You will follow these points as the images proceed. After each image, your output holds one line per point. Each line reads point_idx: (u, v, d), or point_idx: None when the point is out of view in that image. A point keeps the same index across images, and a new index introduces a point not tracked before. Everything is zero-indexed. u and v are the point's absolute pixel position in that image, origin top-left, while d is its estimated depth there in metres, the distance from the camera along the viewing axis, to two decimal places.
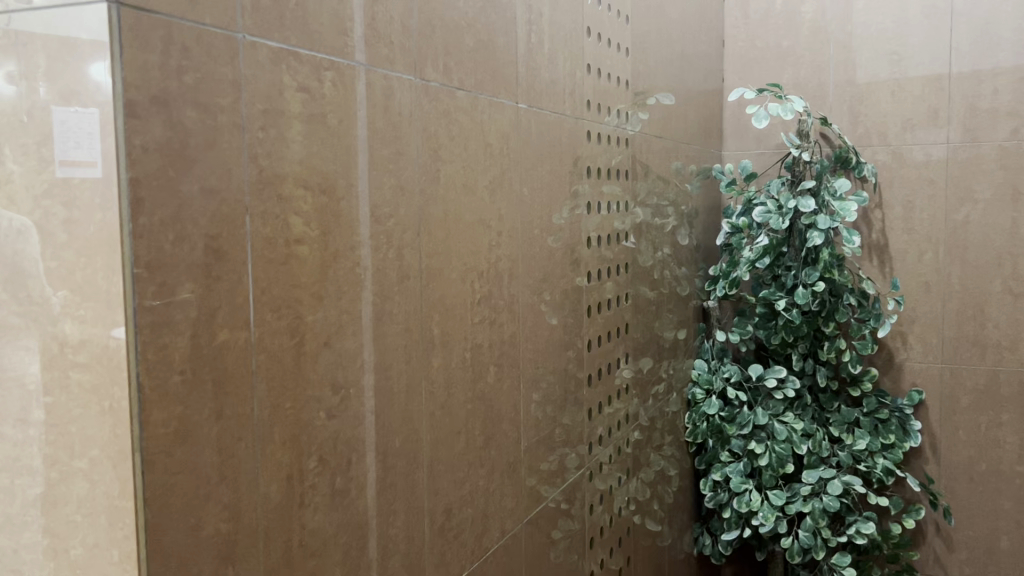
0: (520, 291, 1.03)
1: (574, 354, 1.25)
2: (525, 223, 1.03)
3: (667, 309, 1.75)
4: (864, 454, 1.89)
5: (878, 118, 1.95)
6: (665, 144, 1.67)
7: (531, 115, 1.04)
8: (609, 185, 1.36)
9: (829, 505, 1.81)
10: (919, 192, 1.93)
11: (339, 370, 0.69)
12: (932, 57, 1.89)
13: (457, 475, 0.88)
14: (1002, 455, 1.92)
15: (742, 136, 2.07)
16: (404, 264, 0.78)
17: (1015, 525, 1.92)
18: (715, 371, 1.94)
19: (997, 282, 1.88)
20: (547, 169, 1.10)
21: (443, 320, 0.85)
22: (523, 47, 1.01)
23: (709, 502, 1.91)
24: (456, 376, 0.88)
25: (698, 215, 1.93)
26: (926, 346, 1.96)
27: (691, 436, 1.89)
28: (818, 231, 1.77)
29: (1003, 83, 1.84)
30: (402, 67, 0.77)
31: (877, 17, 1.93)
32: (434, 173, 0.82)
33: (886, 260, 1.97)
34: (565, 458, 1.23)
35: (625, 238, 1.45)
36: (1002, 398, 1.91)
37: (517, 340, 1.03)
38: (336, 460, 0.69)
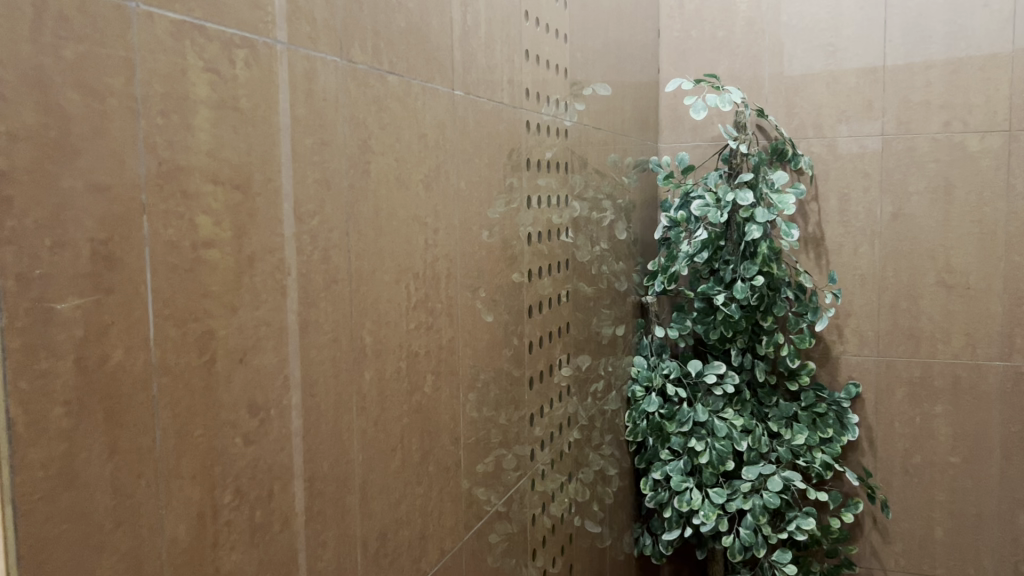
0: (458, 292, 0.96)
1: (512, 353, 1.19)
2: (462, 219, 0.96)
3: (605, 305, 1.70)
4: (803, 449, 1.87)
5: (814, 110, 1.93)
6: (602, 136, 1.62)
7: (468, 103, 0.97)
8: (547, 177, 1.30)
9: (770, 502, 1.78)
10: (854, 184, 1.92)
11: (257, 391, 0.61)
12: (866, 49, 1.88)
13: (392, 495, 0.81)
14: (935, 446, 1.93)
15: (678, 128, 2.03)
16: (331, 267, 0.70)
17: (948, 516, 1.93)
18: (654, 368, 1.90)
19: (931, 275, 1.88)
20: (484, 161, 1.03)
21: (376, 328, 0.77)
22: (458, 30, 0.94)
23: (650, 502, 1.87)
24: (391, 389, 0.80)
25: (635, 208, 1.89)
26: (862, 338, 1.96)
27: (630, 435, 1.85)
28: (756, 224, 1.74)
29: (935, 75, 1.83)
30: (327, 48, 0.69)
31: (811, 8, 1.91)
32: (363, 165, 0.74)
33: (822, 253, 1.96)
34: (503, 459, 1.17)
35: (563, 233, 1.40)
36: (936, 389, 1.91)
37: (456, 345, 0.96)
38: (256, 492, 0.61)
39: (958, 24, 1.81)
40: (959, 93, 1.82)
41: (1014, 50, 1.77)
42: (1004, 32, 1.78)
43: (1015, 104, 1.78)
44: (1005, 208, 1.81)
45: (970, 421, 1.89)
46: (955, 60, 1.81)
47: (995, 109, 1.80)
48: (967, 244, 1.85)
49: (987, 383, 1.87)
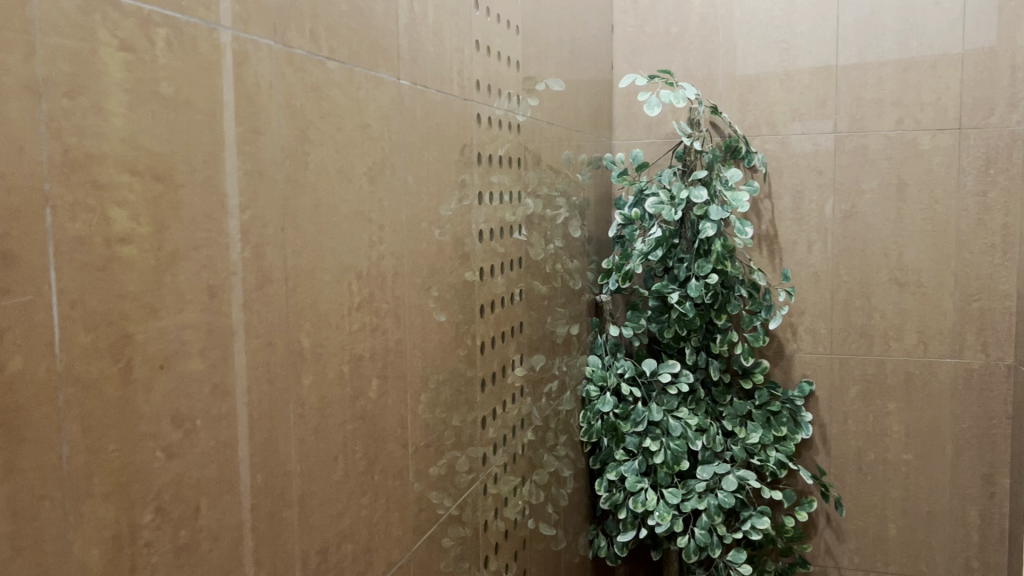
0: (406, 291, 0.92)
1: (464, 353, 1.15)
2: (410, 215, 0.92)
3: (560, 304, 1.67)
4: (757, 447, 1.86)
5: (767, 108, 1.92)
6: (556, 132, 1.59)
7: (415, 94, 0.93)
8: (499, 173, 1.26)
9: (724, 502, 1.76)
10: (807, 182, 1.91)
11: (181, 399, 0.56)
12: (819, 47, 1.87)
13: (335, 507, 0.77)
14: (888, 444, 1.93)
15: (632, 125, 2.01)
16: (265, 266, 0.65)
17: (901, 513, 1.94)
18: (609, 367, 1.87)
19: (884, 273, 1.89)
20: (434, 155, 0.99)
21: (316, 330, 0.73)
22: (405, 17, 0.89)
23: (604, 503, 1.83)
24: (332, 394, 0.76)
25: (589, 206, 1.85)
26: (816, 336, 1.95)
27: (585, 435, 1.81)
28: (710, 222, 1.72)
29: (887, 73, 1.83)
30: (260, 30, 0.64)
31: (764, 5, 1.90)
32: (301, 157, 0.69)
33: (776, 251, 1.95)
34: (455, 461, 1.13)
35: (516, 231, 1.36)
36: (889, 387, 1.92)
37: (404, 348, 0.92)
38: (180, 510, 0.56)
39: (910, 22, 1.81)
40: (911, 92, 1.82)
41: (964, 49, 1.78)
42: (954, 31, 1.78)
43: (965, 102, 1.79)
44: (956, 206, 1.82)
45: (922, 418, 1.90)
46: (907, 58, 1.82)
47: (945, 107, 1.81)
48: (918, 242, 1.86)
49: (938, 380, 1.88)
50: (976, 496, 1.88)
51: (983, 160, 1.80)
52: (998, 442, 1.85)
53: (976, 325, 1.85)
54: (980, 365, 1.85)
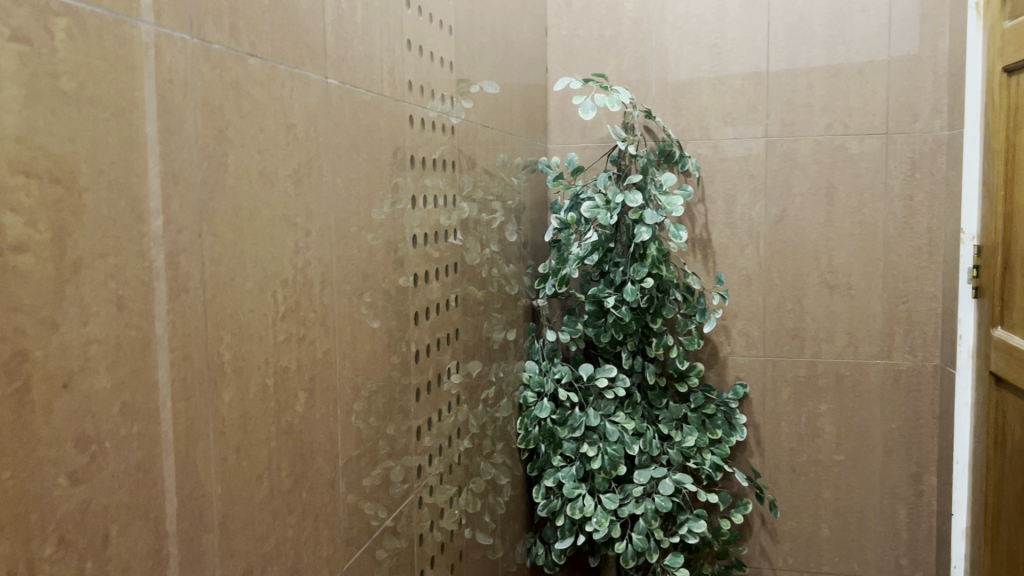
0: (335, 299, 0.88)
1: (397, 360, 1.11)
2: (338, 220, 0.88)
3: (496, 309, 1.64)
4: (693, 451, 1.86)
5: (699, 112, 1.93)
6: (490, 135, 1.56)
7: (343, 93, 0.89)
8: (433, 176, 1.23)
9: (661, 506, 1.75)
10: (739, 186, 1.93)
11: (87, 420, 0.52)
12: (750, 52, 1.89)
13: (259, 529, 0.73)
14: (820, 444, 1.96)
15: (567, 128, 2.00)
16: (181, 275, 0.61)
17: (833, 513, 1.97)
18: (545, 372, 1.85)
19: (815, 275, 1.91)
20: (364, 157, 0.95)
21: (237, 342, 0.69)
22: (332, 14, 0.86)
23: (542, 510, 1.80)
24: (255, 409, 0.72)
25: (525, 210, 1.83)
26: (749, 339, 1.97)
27: (522, 442, 1.79)
28: (645, 226, 1.72)
29: (817, 78, 1.86)
30: (173, 22, 0.60)
31: (697, 10, 1.91)
32: (219, 159, 0.65)
33: (710, 255, 1.96)
34: (389, 472, 1.09)
35: (451, 235, 1.33)
36: (820, 388, 1.94)
37: (333, 358, 0.88)
38: (87, 539, 0.52)
39: (838, 29, 1.84)
40: (839, 97, 1.85)
41: (890, 56, 1.82)
42: (880, 39, 1.82)
43: (891, 108, 1.83)
44: (884, 210, 1.86)
45: (853, 418, 1.93)
46: (836, 64, 1.84)
47: (873, 112, 1.84)
48: (848, 245, 1.88)
49: (868, 381, 1.92)
50: (905, 495, 1.92)
51: (908, 164, 1.83)
52: (925, 442, 1.90)
53: (904, 327, 1.88)
54: (908, 365, 1.89)
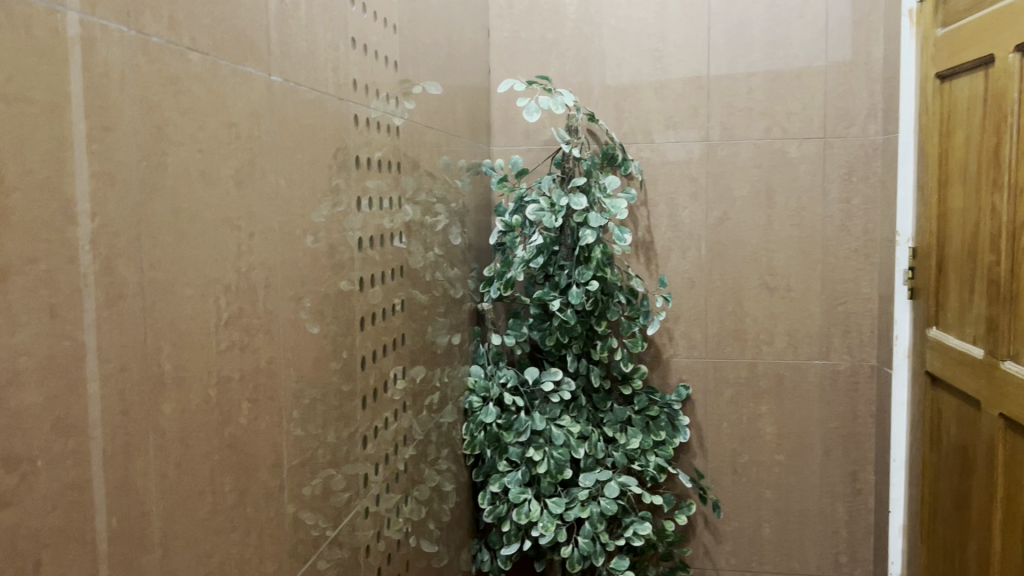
0: (278, 305, 0.85)
1: (339, 366, 1.08)
2: (281, 222, 0.85)
3: (440, 313, 1.62)
4: (637, 453, 1.85)
5: (641, 115, 1.93)
6: (433, 136, 1.54)
7: (287, 91, 0.86)
8: (376, 178, 1.20)
9: (607, 509, 1.75)
10: (681, 190, 1.94)
11: (16, 438, 0.48)
12: (691, 56, 1.90)
13: (201, 548, 0.69)
14: (761, 445, 1.98)
15: (509, 130, 1.98)
16: (118, 281, 0.57)
17: (774, 513, 1.99)
18: (491, 376, 1.83)
19: (755, 278, 1.93)
20: (307, 158, 0.92)
21: (177, 351, 0.65)
22: (274, 10, 0.83)
23: (488, 516, 1.78)
24: (196, 422, 0.68)
25: (469, 213, 1.81)
26: (691, 341, 1.98)
27: (468, 448, 1.77)
28: (590, 229, 1.72)
29: (757, 82, 1.88)
30: (108, 13, 0.56)
31: (638, 13, 1.91)
32: (158, 158, 0.62)
33: (652, 258, 1.97)
34: (332, 481, 1.06)
35: (394, 238, 1.30)
36: (760, 389, 1.97)
37: (277, 367, 0.85)
38: (17, 566, 0.48)
39: (777, 34, 1.86)
40: (778, 101, 1.88)
41: (827, 61, 1.85)
42: (818, 44, 1.85)
43: (829, 112, 1.86)
44: (821, 213, 1.89)
45: (793, 419, 1.96)
46: (775, 69, 1.87)
47: (810, 116, 1.87)
48: (787, 248, 1.91)
49: (807, 381, 1.94)
50: (843, 493, 1.95)
51: (845, 168, 1.87)
52: (862, 440, 1.93)
53: (841, 328, 1.92)
54: (846, 366, 1.92)
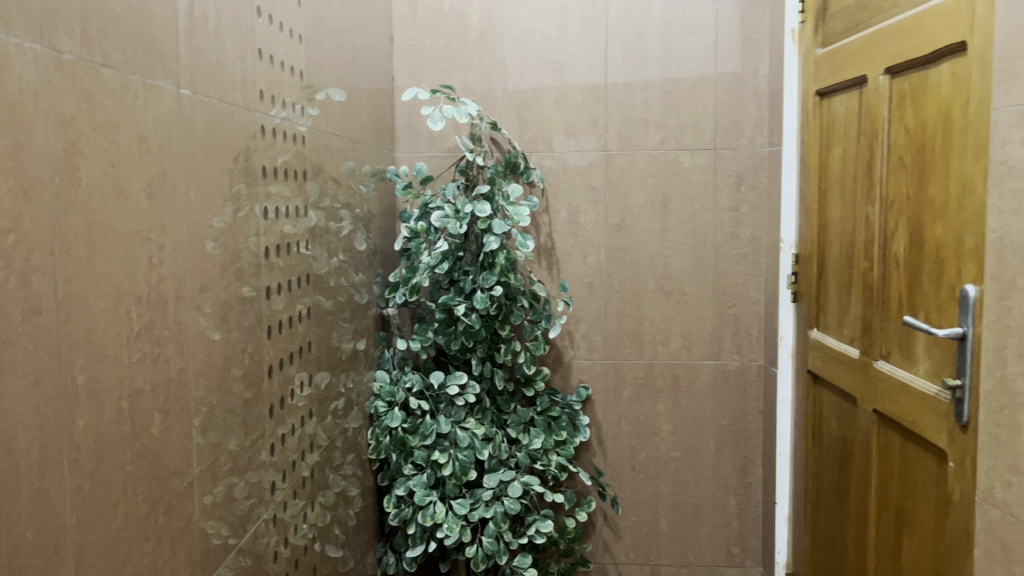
0: (187, 315, 0.86)
1: (241, 374, 1.08)
2: (191, 234, 0.86)
3: (345, 319, 1.63)
4: (540, 453, 1.90)
5: (542, 124, 1.98)
6: (337, 142, 1.55)
7: (196, 103, 0.87)
8: (280, 186, 1.21)
9: (510, 508, 1.79)
10: (581, 198, 2.00)
11: None
12: (590, 68, 1.96)
13: (113, 558, 0.70)
14: (658, 442, 2.06)
15: (414, 137, 2.00)
16: (33, 295, 0.58)
17: (671, 508, 2.07)
18: (396, 381, 1.85)
19: (651, 282, 2.01)
20: (215, 168, 0.93)
21: (91, 363, 0.66)
22: (183, 22, 0.83)
23: (393, 519, 1.79)
24: (110, 434, 0.69)
25: (374, 218, 1.83)
26: (591, 344, 2.04)
27: (373, 453, 1.78)
28: (493, 236, 1.76)
29: (652, 95, 1.96)
30: (23, 32, 0.57)
31: (539, 25, 1.96)
32: (71, 173, 0.62)
33: (554, 263, 2.02)
34: (236, 489, 1.06)
35: (298, 245, 1.31)
36: (657, 389, 2.05)
37: (187, 377, 0.85)
38: None
39: (671, 48, 1.94)
40: (672, 113, 1.96)
41: (718, 74, 1.94)
42: (709, 59, 1.94)
43: (719, 125, 1.96)
44: (712, 221, 1.98)
45: (687, 417, 2.05)
46: (669, 82, 1.95)
47: (702, 128, 1.96)
48: (681, 253, 2.00)
49: (700, 381, 2.04)
50: (734, 486, 2.06)
51: (734, 178, 1.97)
52: (750, 436, 2.04)
53: (732, 330, 2.02)
54: (736, 365, 2.03)
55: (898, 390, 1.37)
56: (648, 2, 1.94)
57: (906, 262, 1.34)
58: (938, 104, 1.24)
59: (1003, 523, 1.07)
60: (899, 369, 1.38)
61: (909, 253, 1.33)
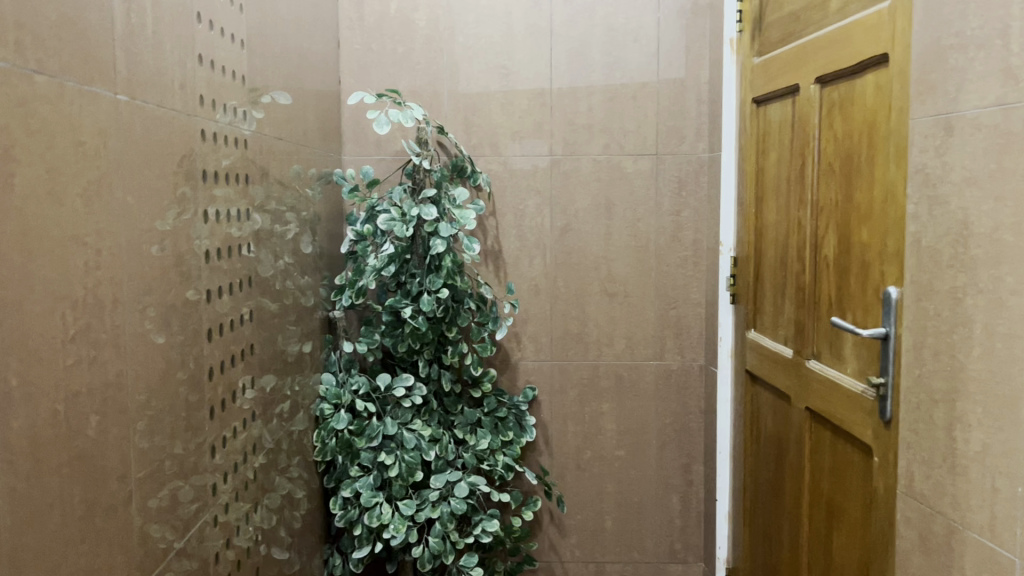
0: (126, 318, 0.86)
1: (185, 377, 1.09)
2: (129, 237, 0.87)
3: (290, 321, 1.63)
4: (486, 453, 1.92)
5: (489, 129, 2.01)
6: (283, 146, 1.55)
7: (134, 109, 0.88)
8: (224, 189, 1.21)
9: (457, 508, 1.81)
10: (527, 202, 2.03)
11: None
12: (535, 74, 1.99)
13: (49, 559, 0.70)
14: (603, 441, 2.10)
15: (361, 140, 2.01)
16: None
17: (615, 506, 2.11)
18: (343, 384, 1.86)
19: (596, 285, 2.05)
20: (155, 173, 0.94)
21: (25, 367, 0.66)
22: (120, 29, 0.84)
23: (339, 521, 1.80)
24: (45, 436, 0.69)
25: (320, 222, 1.84)
26: (538, 345, 2.07)
27: (319, 455, 1.78)
28: (440, 239, 1.78)
29: (597, 101, 2.00)
30: None
31: (485, 31, 1.98)
32: (6, 179, 0.63)
33: (501, 265, 2.05)
34: (179, 492, 1.06)
35: (243, 248, 1.32)
36: (602, 389, 2.08)
37: (125, 379, 0.86)
38: None
39: (614, 55, 1.98)
40: (616, 119, 2.00)
41: (659, 80, 1.99)
42: (651, 66, 1.99)
43: (661, 130, 2.00)
44: (655, 225, 2.03)
45: (632, 416, 2.09)
46: (613, 88, 1.99)
47: (644, 134, 2.01)
48: (625, 256, 2.04)
49: (644, 381, 2.08)
50: (677, 484, 2.10)
51: (676, 183, 2.02)
52: (693, 435, 2.09)
53: (674, 331, 2.06)
54: (677, 365, 2.07)
55: (829, 388, 1.42)
56: (592, 10, 1.97)
57: (835, 265, 1.40)
58: (864, 113, 1.29)
59: (923, 515, 1.12)
60: (830, 368, 1.43)
61: (838, 256, 1.38)
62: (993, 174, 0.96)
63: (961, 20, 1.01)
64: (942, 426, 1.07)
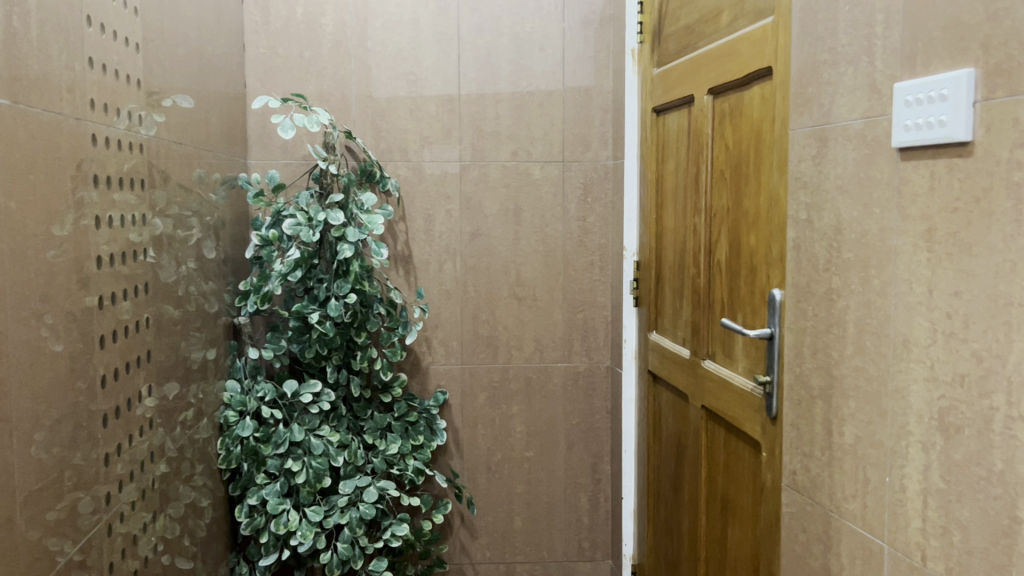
0: (9, 326, 0.85)
1: (84, 386, 1.07)
2: (12, 244, 0.85)
3: (194, 328, 1.61)
4: (396, 458, 1.93)
5: (398, 134, 2.01)
6: (185, 150, 1.53)
7: (17, 113, 0.87)
8: (122, 194, 1.20)
9: (366, 513, 1.81)
10: (437, 207, 2.04)
11: None
12: (443, 80, 2.01)
13: None
14: (512, 443, 2.13)
15: (267, 145, 2.00)
16: None
17: (525, 506, 2.15)
18: (248, 391, 1.84)
19: (505, 288, 2.08)
20: (42, 177, 0.93)
21: None
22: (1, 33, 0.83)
23: (245, 529, 1.78)
24: None
25: (224, 226, 1.82)
26: (448, 349, 2.09)
27: (224, 463, 1.77)
28: (347, 244, 1.78)
29: (504, 108, 2.03)
30: None
31: (392, 37, 1.99)
32: None
33: (411, 270, 2.05)
34: (77, 503, 1.04)
35: (143, 253, 1.30)
36: (512, 391, 2.11)
37: (8, 388, 0.85)
38: None
39: (520, 63, 2.02)
40: (523, 127, 2.04)
41: (565, 88, 2.03)
42: (556, 75, 2.03)
43: (567, 138, 2.05)
44: (562, 230, 2.07)
45: (540, 418, 2.13)
46: (520, 96, 2.03)
47: (551, 141, 2.05)
48: (533, 261, 2.08)
49: (553, 383, 2.12)
50: (585, 483, 2.15)
51: (582, 189, 2.07)
52: (600, 434, 2.14)
53: (580, 333, 2.11)
54: (584, 367, 2.12)
55: (721, 387, 1.48)
56: (498, 19, 2.01)
57: (727, 267, 1.45)
58: (752, 123, 1.35)
59: (805, 505, 1.18)
60: (722, 367, 1.49)
61: (729, 259, 1.44)
62: (862, 183, 1.02)
63: (833, 37, 1.08)
64: (821, 421, 1.13)
